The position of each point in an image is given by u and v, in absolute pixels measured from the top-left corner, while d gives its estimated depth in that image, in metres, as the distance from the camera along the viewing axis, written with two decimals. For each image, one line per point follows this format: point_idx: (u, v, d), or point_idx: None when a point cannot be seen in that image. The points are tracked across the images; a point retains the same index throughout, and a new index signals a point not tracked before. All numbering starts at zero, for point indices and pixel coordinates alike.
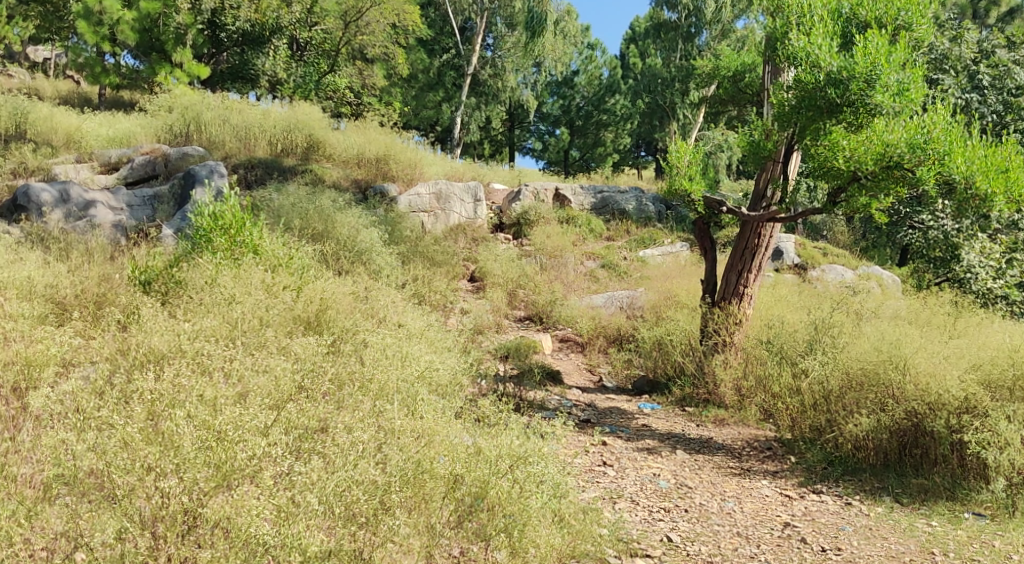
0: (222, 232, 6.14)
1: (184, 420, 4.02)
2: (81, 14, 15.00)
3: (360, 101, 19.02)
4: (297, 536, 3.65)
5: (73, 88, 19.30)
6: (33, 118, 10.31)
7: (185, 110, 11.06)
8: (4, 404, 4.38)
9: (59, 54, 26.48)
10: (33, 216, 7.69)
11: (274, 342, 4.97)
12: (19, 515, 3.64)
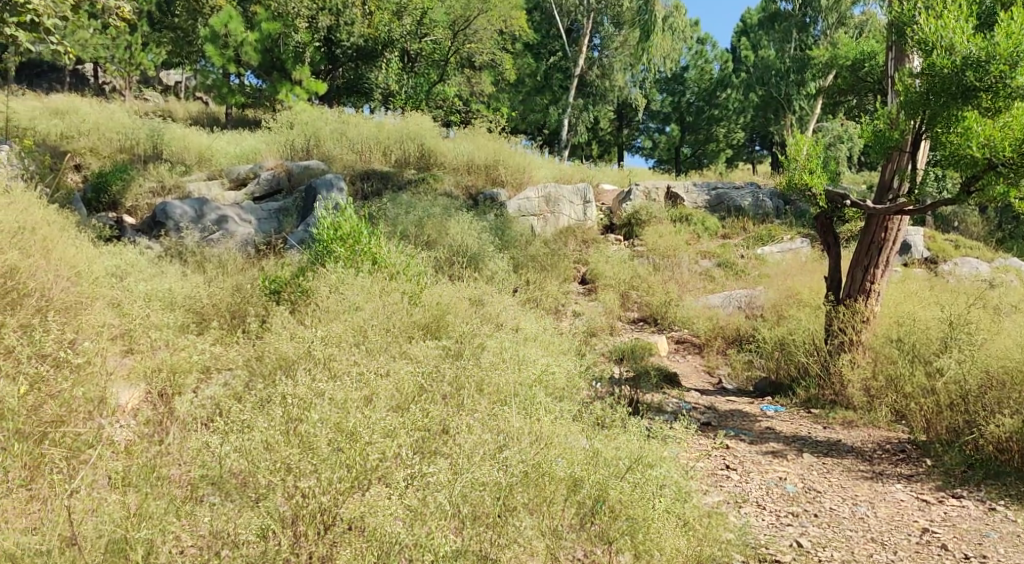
0: (341, 242, 6.35)
1: (318, 423, 4.22)
2: (209, 37, 15.84)
3: (470, 108, 20.32)
4: (429, 536, 3.75)
5: (202, 107, 20.59)
6: (169, 139, 10.85)
7: (305, 126, 11.53)
8: (153, 409, 4.64)
9: (190, 77, 28.09)
10: (171, 232, 8.08)
11: (396, 348, 5.14)
12: (171, 514, 3.84)
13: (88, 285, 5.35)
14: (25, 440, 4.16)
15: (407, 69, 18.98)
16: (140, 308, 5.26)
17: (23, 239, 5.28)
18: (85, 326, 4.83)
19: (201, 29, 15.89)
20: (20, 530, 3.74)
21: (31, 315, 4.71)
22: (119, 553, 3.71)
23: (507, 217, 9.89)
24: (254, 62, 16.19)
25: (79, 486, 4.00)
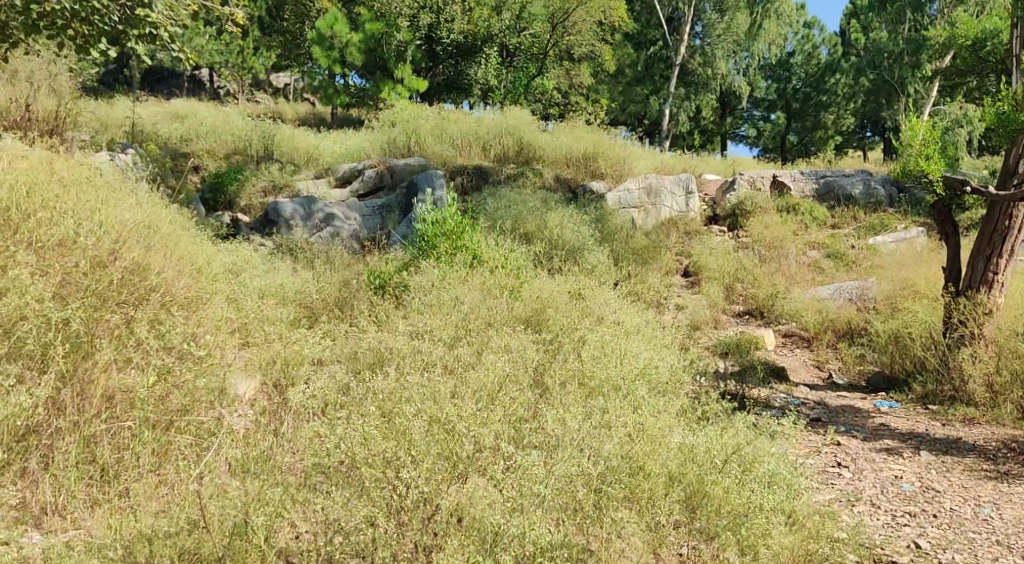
0: (446, 237, 6.52)
1: (414, 417, 4.36)
2: (316, 40, 16.86)
3: (569, 100, 20.79)
4: (531, 529, 3.79)
5: (310, 109, 21.42)
6: (279, 140, 11.17)
7: (406, 124, 11.72)
8: (269, 400, 4.86)
9: (298, 79, 29.18)
10: (282, 229, 8.34)
11: (495, 342, 5.17)
12: (287, 501, 3.99)
13: (207, 281, 5.60)
14: (154, 427, 4.39)
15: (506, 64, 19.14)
16: (254, 304, 5.53)
17: (151, 237, 5.58)
18: (206, 319, 5.06)
19: (307, 31, 16.90)
20: (152, 513, 3.92)
21: (157, 308, 4.96)
22: (241, 537, 3.83)
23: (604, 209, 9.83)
24: (358, 62, 17.10)
25: (204, 471, 4.21)
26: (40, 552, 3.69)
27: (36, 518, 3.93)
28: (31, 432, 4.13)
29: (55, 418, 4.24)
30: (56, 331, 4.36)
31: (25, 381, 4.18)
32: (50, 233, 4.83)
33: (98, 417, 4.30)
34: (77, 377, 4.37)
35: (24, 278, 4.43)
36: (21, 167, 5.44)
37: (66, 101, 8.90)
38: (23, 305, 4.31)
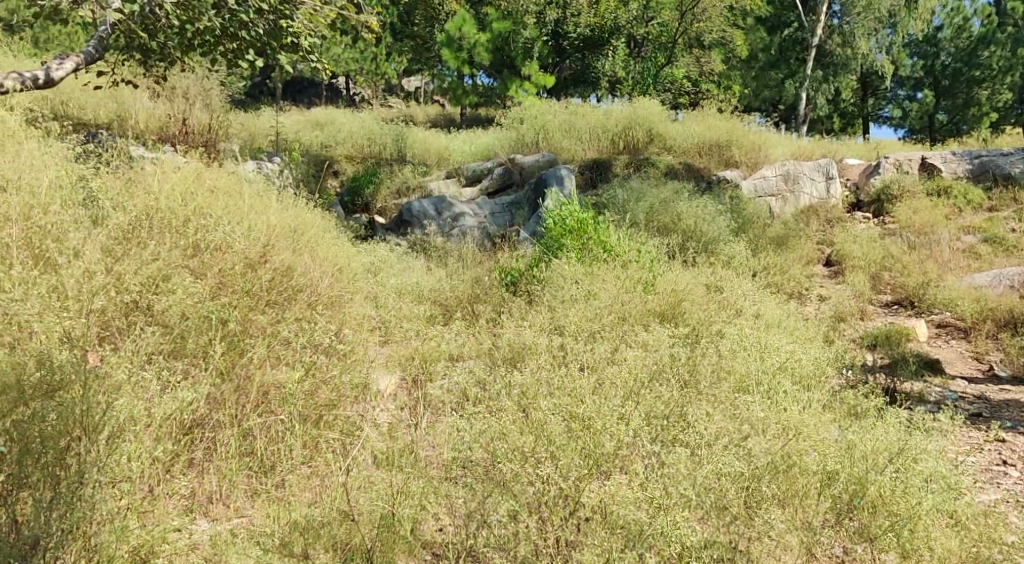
0: (571, 235, 6.52)
1: (550, 412, 4.41)
2: (445, 42, 17.89)
3: (699, 88, 20.60)
4: (674, 527, 3.72)
5: (439, 112, 22.13)
6: (411, 141, 11.72)
7: (534, 121, 11.87)
8: (408, 395, 5.03)
9: (427, 81, 30.77)
10: (417, 229, 8.60)
11: (628, 336, 5.19)
12: (430, 494, 4.09)
13: (348, 280, 5.85)
14: (305, 421, 4.59)
15: (635, 56, 19.96)
16: (391, 301, 5.89)
17: (298, 239, 5.86)
18: (349, 317, 5.33)
19: (437, 35, 18.05)
20: (305, 504, 4.12)
21: (304, 308, 5.22)
22: (389, 528, 3.94)
23: (732, 198, 9.56)
24: (485, 61, 18.13)
25: (352, 464, 4.40)
26: (208, 539, 3.89)
27: (203, 506, 4.13)
28: (195, 426, 4.37)
29: (216, 412, 4.49)
30: (214, 329, 4.62)
31: (189, 377, 4.44)
32: (207, 236, 5.13)
33: (254, 411, 4.53)
34: (235, 374, 4.61)
35: (185, 281, 4.68)
36: (178, 178, 5.76)
37: (217, 115, 9.44)
38: (183, 304, 4.56)
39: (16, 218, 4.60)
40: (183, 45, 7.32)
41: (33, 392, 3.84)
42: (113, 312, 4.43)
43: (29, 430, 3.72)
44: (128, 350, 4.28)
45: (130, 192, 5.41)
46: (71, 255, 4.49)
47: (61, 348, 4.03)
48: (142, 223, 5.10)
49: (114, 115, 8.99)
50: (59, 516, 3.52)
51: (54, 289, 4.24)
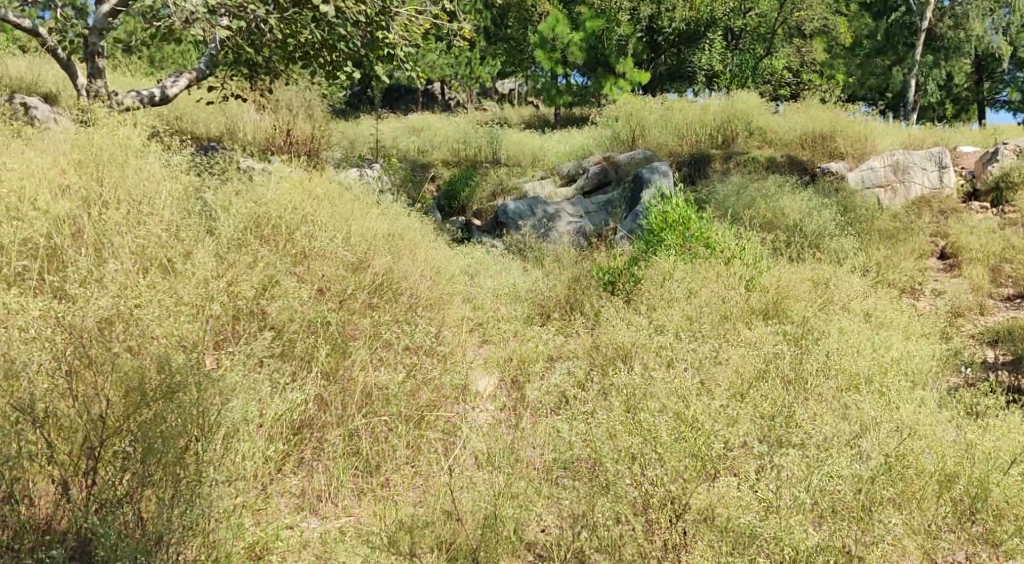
0: (672, 229, 6.50)
1: (657, 413, 4.34)
2: (540, 44, 18.44)
3: (799, 79, 21.14)
4: (789, 531, 3.59)
5: (532, 112, 22.37)
6: (505, 143, 11.84)
7: (630, 117, 11.62)
8: (507, 395, 5.04)
9: (523, 83, 31.55)
10: (513, 229, 8.66)
11: (733, 335, 5.10)
12: (534, 494, 4.12)
13: (446, 282, 5.92)
14: (407, 421, 4.65)
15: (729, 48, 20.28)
16: (489, 303, 5.96)
17: (397, 244, 5.96)
18: (448, 320, 5.41)
19: (533, 38, 18.67)
20: (411, 503, 4.15)
21: (404, 309, 5.36)
22: (492, 529, 3.95)
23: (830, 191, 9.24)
24: (580, 60, 18.43)
25: (454, 464, 4.44)
26: (318, 536, 3.95)
27: (312, 505, 4.19)
28: (304, 426, 4.47)
29: (323, 414, 4.57)
30: (319, 332, 4.75)
31: (297, 378, 4.58)
32: (312, 244, 5.29)
33: (359, 411, 4.61)
34: (340, 374, 4.72)
35: (291, 287, 4.83)
36: (285, 187, 5.94)
37: (320, 125, 9.75)
38: (290, 310, 4.71)
39: (133, 226, 4.73)
40: (286, 56, 8.24)
41: (154, 395, 3.90)
42: (226, 317, 4.57)
43: (150, 431, 3.80)
44: (240, 353, 4.40)
45: (243, 199, 5.60)
46: (185, 262, 4.64)
47: (178, 352, 4.14)
48: (250, 232, 5.29)
49: (223, 128, 9.29)
50: (180, 513, 3.63)
51: (171, 295, 4.35)
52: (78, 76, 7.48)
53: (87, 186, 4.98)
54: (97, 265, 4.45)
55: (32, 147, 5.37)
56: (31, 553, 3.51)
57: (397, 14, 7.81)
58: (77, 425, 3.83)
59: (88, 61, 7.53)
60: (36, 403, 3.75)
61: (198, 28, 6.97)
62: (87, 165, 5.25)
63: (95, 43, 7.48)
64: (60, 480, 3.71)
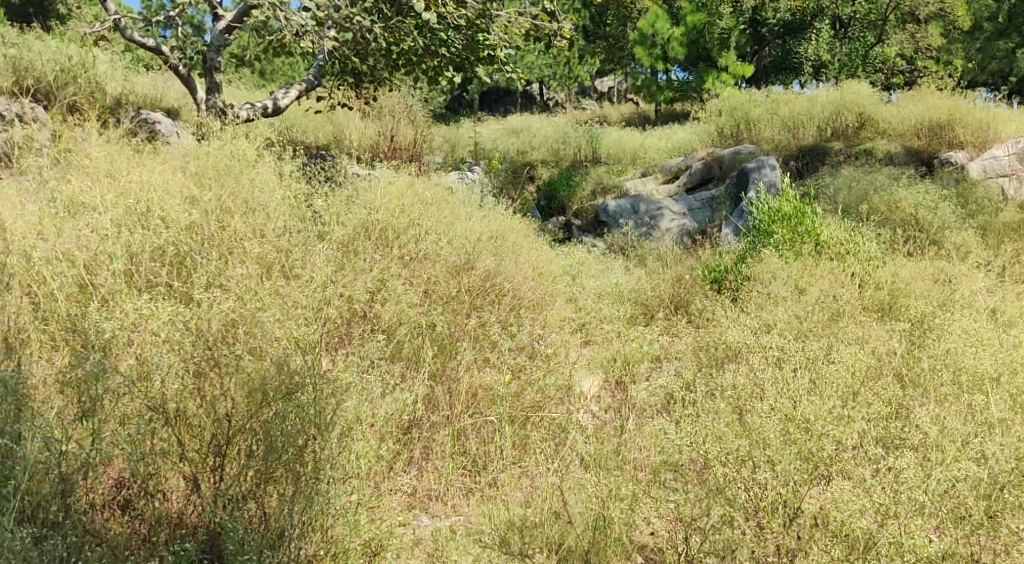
0: (784, 224, 6.41)
1: (770, 414, 4.20)
2: (638, 40, 18.56)
3: (914, 66, 22.89)
4: (909, 536, 3.43)
5: (632, 108, 22.51)
6: (605, 144, 11.96)
7: (733, 112, 11.74)
8: (613, 397, 5.03)
9: (622, 80, 31.81)
10: (615, 228, 8.65)
11: (848, 335, 4.94)
12: (640, 497, 4.02)
13: (549, 284, 5.99)
14: (512, 423, 4.68)
15: (842, 37, 20.63)
16: (591, 302, 5.96)
17: (500, 244, 6.06)
18: (551, 321, 5.45)
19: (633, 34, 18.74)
20: (519, 504, 4.12)
21: (509, 309, 5.43)
22: (603, 531, 3.93)
23: (943, 183, 8.80)
24: (681, 56, 18.46)
25: (560, 465, 4.42)
26: (430, 535, 4.03)
27: (424, 503, 4.26)
28: (414, 426, 4.55)
29: (432, 414, 4.65)
30: (426, 335, 4.84)
31: (406, 379, 4.66)
32: (417, 248, 5.41)
33: (466, 412, 4.68)
34: (448, 373, 4.83)
35: (398, 289, 4.95)
36: (393, 191, 6.12)
37: (421, 130, 10.00)
38: (402, 313, 4.84)
39: (253, 235, 4.94)
40: (391, 64, 8.51)
41: (276, 394, 4.01)
42: (341, 321, 4.73)
43: (272, 431, 3.89)
44: (353, 355, 4.53)
45: (351, 204, 5.78)
46: (303, 268, 4.82)
47: (296, 353, 4.27)
48: (360, 236, 5.45)
49: (331, 137, 9.60)
50: (300, 509, 3.74)
51: (290, 299, 4.52)
52: (197, 91, 7.97)
53: (211, 195, 5.24)
54: (220, 270, 4.64)
55: (162, 161, 5.68)
56: (166, 546, 3.67)
57: (497, 15, 8.11)
58: (206, 424, 3.99)
59: (207, 78, 8.02)
60: (170, 402, 3.93)
61: (308, 40, 7.34)
62: (208, 175, 5.52)
63: (213, 58, 8.00)
64: (191, 476, 3.88)
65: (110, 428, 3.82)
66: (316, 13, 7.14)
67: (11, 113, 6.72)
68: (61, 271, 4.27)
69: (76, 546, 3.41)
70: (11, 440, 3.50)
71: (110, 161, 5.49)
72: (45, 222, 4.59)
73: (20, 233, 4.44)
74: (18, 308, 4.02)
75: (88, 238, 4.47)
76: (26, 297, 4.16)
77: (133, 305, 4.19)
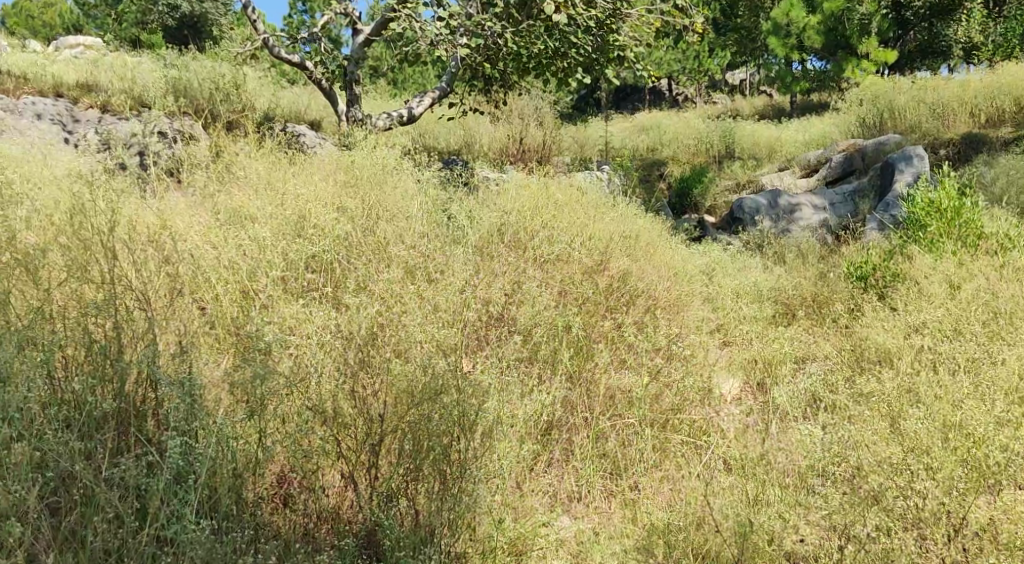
0: (938, 216, 6.13)
1: (922, 418, 4.03)
2: (772, 31, 17.16)
3: None
4: None
5: (767, 102, 22.12)
6: (739, 139, 11.85)
7: (876, 101, 11.37)
8: (755, 399, 4.93)
9: (756, 73, 31.40)
10: (751, 225, 8.49)
11: (1012, 335, 4.62)
12: (786, 503, 3.88)
13: (685, 282, 5.95)
14: (652, 425, 4.65)
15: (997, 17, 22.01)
16: (731, 303, 5.88)
17: (633, 245, 6.08)
18: (688, 322, 5.43)
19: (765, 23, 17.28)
20: (661, 509, 4.04)
21: (644, 311, 5.44)
22: (749, 536, 3.71)
23: None
24: (817, 45, 17.08)
25: (703, 470, 4.32)
26: (574, 536, 4.00)
27: (565, 503, 4.24)
28: (554, 426, 4.57)
29: (571, 415, 4.66)
30: (563, 337, 4.89)
31: (543, 381, 4.70)
32: (551, 250, 5.46)
33: (604, 414, 4.68)
34: (584, 376, 4.84)
35: (533, 290, 5.02)
36: (527, 194, 6.23)
37: (550, 132, 10.14)
38: (537, 315, 4.90)
39: (399, 242, 5.14)
40: (520, 68, 8.68)
41: (421, 396, 4.06)
42: (481, 323, 4.85)
43: (420, 430, 3.99)
44: (495, 357, 4.62)
45: (484, 208, 5.95)
46: (443, 272, 4.94)
47: (440, 356, 4.36)
48: (493, 241, 5.56)
49: (463, 142, 9.93)
50: (450, 507, 3.80)
51: (432, 303, 4.65)
52: (339, 104, 8.31)
53: (358, 202, 5.47)
54: (365, 274, 4.84)
55: (313, 169, 5.99)
56: (327, 540, 3.84)
57: (627, 15, 8.20)
58: (358, 424, 4.11)
59: (348, 89, 8.41)
60: (326, 402, 4.11)
61: (443, 48, 7.59)
62: (352, 184, 5.76)
63: (352, 71, 8.34)
64: (348, 473, 4.03)
65: (274, 426, 4.03)
66: (451, 22, 7.46)
67: (173, 131, 7.23)
68: (227, 278, 4.58)
69: (249, 538, 3.57)
70: (190, 436, 3.73)
71: (265, 172, 5.86)
72: (211, 232, 4.94)
73: (193, 243, 4.80)
74: (190, 313, 4.31)
75: (248, 247, 4.75)
76: (196, 303, 4.47)
77: (289, 311, 4.42)
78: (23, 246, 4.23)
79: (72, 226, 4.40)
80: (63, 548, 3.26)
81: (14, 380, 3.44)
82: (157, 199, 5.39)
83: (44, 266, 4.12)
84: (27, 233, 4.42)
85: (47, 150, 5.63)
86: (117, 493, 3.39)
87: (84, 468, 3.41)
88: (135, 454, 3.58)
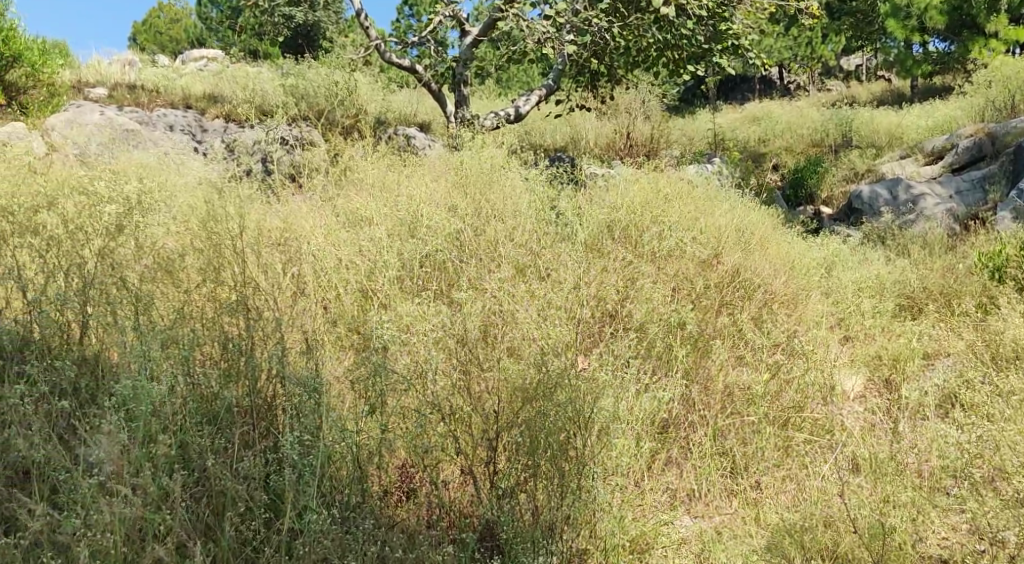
0: None
1: None
2: (891, 12, 14.97)
3: None
4: None
5: (885, 88, 21.25)
6: (856, 127, 11.47)
7: (1008, 81, 10.73)
8: (883, 397, 4.76)
9: (871, 57, 30.17)
10: (871, 216, 8.26)
11: None
12: (919, 504, 3.70)
13: (802, 277, 5.81)
14: (774, 424, 4.53)
15: None
16: (851, 298, 5.70)
17: (748, 239, 5.97)
18: (807, 317, 5.30)
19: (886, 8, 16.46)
20: (783, 509, 3.91)
21: (760, 306, 5.33)
22: (880, 537, 3.58)
23: None
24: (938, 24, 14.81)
25: (828, 469, 4.17)
26: (695, 535, 3.91)
27: (685, 503, 4.15)
28: (671, 425, 4.51)
29: (688, 414, 4.59)
30: (677, 334, 4.82)
31: (658, 378, 4.65)
32: (662, 245, 5.41)
33: (722, 413, 4.58)
34: (700, 376, 4.78)
35: (647, 286, 5.01)
36: (636, 189, 6.19)
37: (657, 126, 10.04)
38: (651, 313, 4.87)
39: (513, 241, 5.18)
40: (629, 62, 8.79)
41: (534, 393, 4.01)
42: (595, 319, 4.87)
43: (533, 427, 3.92)
44: (612, 354, 4.60)
45: (595, 205, 5.93)
46: (559, 271, 4.94)
47: (554, 353, 4.33)
48: (602, 238, 5.57)
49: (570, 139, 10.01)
50: (566, 504, 3.71)
51: (546, 299, 4.66)
52: (447, 105, 8.52)
53: (470, 203, 5.55)
54: (479, 273, 4.90)
55: (423, 170, 6.15)
56: (447, 533, 3.85)
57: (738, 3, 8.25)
58: (474, 421, 4.10)
59: (456, 91, 8.57)
60: (442, 399, 4.12)
61: (549, 46, 7.64)
62: (463, 185, 5.86)
63: (460, 72, 8.55)
64: (466, 469, 4.04)
65: (394, 423, 4.10)
66: (558, 19, 7.49)
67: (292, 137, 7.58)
68: (348, 279, 4.74)
69: (371, 530, 3.63)
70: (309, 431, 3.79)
71: (380, 177, 6.03)
72: (332, 236, 5.11)
73: (320, 244, 5.01)
74: (315, 312, 4.46)
75: (366, 249, 4.89)
76: (320, 303, 4.61)
77: (405, 309, 4.50)
78: (166, 252, 4.56)
79: (206, 231, 4.68)
80: (203, 537, 3.40)
81: (158, 375, 3.63)
82: (281, 203, 5.66)
83: (183, 269, 4.43)
84: (166, 239, 4.70)
85: (181, 159, 6.05)
86: (247, 485, 3.51)
87: (218, 460, 3.54)
88: (261, 449, 3.70)
